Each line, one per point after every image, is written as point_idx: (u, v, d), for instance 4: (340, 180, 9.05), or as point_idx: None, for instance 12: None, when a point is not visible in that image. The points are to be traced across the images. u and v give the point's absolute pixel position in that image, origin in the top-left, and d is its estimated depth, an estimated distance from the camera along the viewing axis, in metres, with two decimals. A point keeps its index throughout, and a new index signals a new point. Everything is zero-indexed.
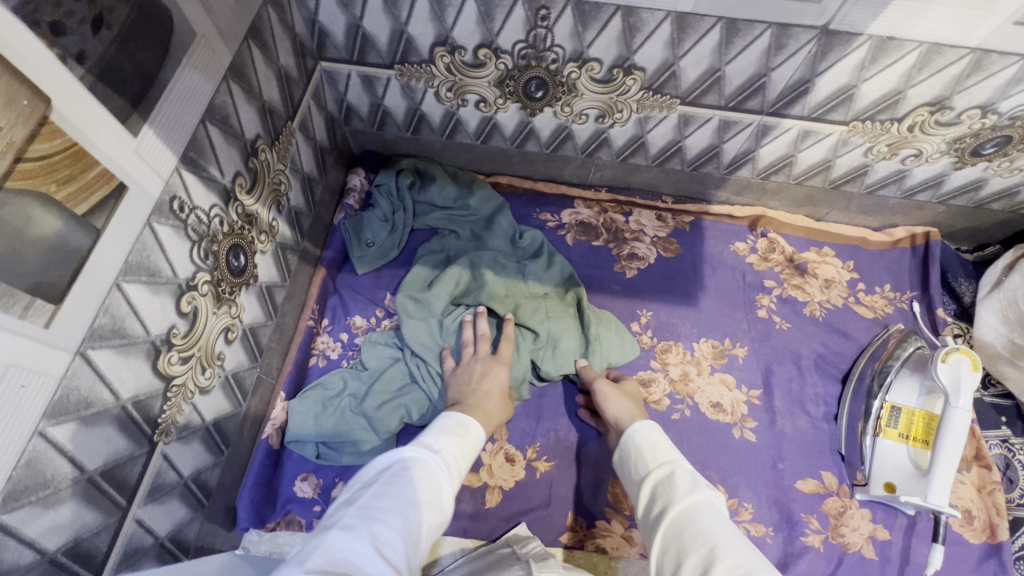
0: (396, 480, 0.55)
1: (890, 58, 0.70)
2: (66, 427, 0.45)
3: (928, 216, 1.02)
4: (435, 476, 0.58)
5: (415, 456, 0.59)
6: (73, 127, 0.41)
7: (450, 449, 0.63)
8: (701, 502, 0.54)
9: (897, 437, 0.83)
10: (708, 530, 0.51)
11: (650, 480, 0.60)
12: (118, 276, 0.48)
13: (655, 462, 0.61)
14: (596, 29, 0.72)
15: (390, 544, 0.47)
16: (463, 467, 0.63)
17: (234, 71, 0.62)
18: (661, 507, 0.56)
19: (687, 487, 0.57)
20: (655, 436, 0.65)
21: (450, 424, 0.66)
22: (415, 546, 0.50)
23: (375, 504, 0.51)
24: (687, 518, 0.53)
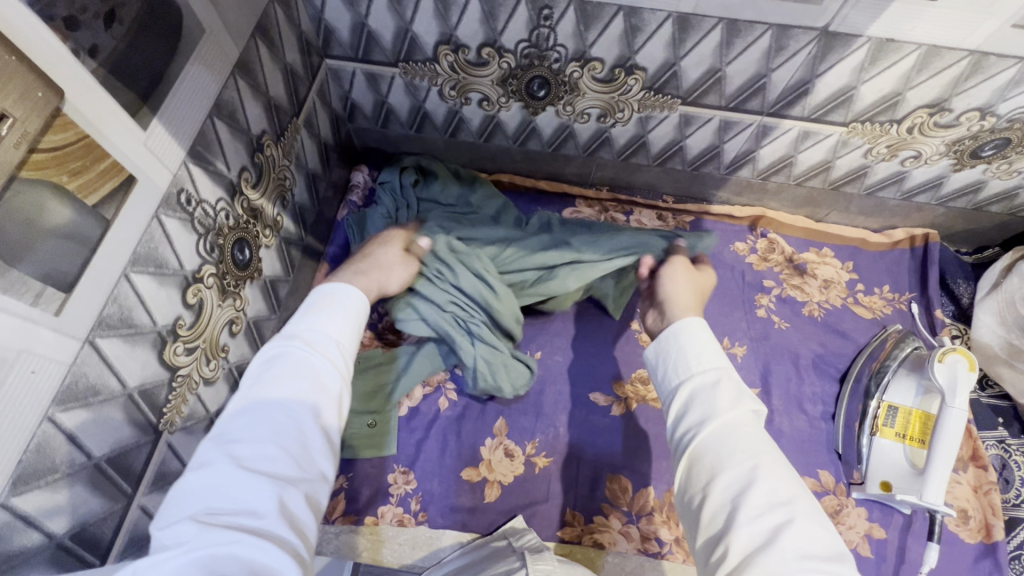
0: (256, 389, 0.47)
1: (889, 59, 0.71)
2: (74, 413, 0.46)
3: (927, 218, 1.03)
4: (303, 364, 0.49)
5: (274, 355, 0.49)
6: (87, 120, 0.42)
7: (317, 326, 0.52)
8: (744, 418, 0.52)
9: (893, 436, 0.84)
10: (750, 448, 0.49)
11: (692, 382, 0.55)
12: (126, 267, 0.49)
13: (699, 367, 0.56)
14: (598, 29, 0.73)
15: (261, 457, 0.42)
16: (350, 333, 0.54)
17: (241, 67, 0.63)
18: (704, 415, 0.52)
19: (734, 398, 0.53)
20: (702, 339, 0.59)
21: (317, 302, 0.55)
22: (301, 443, 0.45)
23: (232, 428, 0.44)
24: (727, 434, 0.50)
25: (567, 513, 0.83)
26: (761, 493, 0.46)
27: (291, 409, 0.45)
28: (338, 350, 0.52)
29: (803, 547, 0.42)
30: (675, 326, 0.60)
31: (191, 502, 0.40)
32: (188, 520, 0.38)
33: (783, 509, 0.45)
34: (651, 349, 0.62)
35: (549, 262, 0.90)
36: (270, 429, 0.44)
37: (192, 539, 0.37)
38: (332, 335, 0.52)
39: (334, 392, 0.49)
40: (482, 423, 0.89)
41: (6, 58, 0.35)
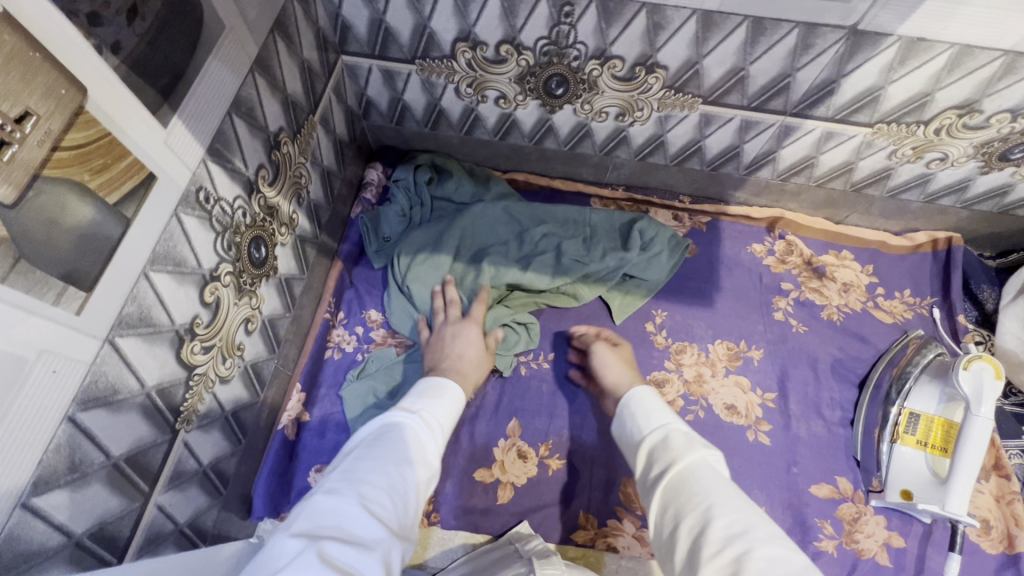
0: (378, 442, 0.54)
1: (919, 59, 0.69)
2: (94, 412, 0.46)
3: (951, 221, 1.01)
4: (418, 440, 0.57)
5: (395, 423, 0.57)
6: (108, 117, 0.42)
7: (430, 409, 0.62)
8: (697, 460, 0.54)
9: (914, 444, 0.83)
10: (706, 489, 0.51)
11: (645, 444, 0.60)
12: (145, 265, 0.49)
13: (648, 427, 0.61)
14: (620, 27, 0.72)
15: (379, 502, 0.47)
16: (450, 421, 0.64)
17: (260, 63, 0.62)
18: (661, 468, 0.56)
19: (679, 447, 0.56)
20: (649, 401, 0.65)
21: (425, 391, 0.65)
22: (406, 500, 0.50)
23: (356, 467, 0.50)
24: (683, 479, 0.53)
25: (580, 517, 0.82)
26: (719, 528, 0.47)
27: (406, 471, 0.52)
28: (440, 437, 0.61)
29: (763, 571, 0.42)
30: (624, 396, 0.67)
31: (317, 523, 0.44)
32: (317, 535, 0.42)
33: (741, 540, 0.45)
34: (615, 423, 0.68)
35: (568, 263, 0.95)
36: (388, 479, 0.50)
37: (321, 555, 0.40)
38: (439, 421, 0.62)
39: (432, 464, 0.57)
40: (495, 424, 0.88)
41: (29, 54, 0.34)
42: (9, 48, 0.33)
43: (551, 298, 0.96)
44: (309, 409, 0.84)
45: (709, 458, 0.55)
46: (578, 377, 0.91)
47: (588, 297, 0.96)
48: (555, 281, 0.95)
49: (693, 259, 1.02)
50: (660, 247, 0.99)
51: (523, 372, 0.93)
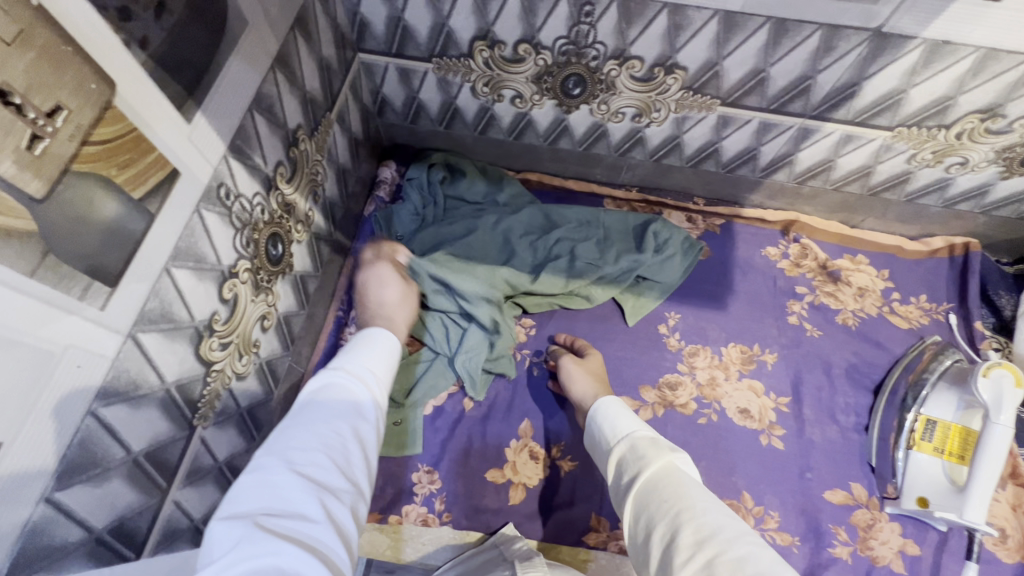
0: (304, 406, 0.51)
1: (943, 62, 0.68)
2: (116, 408, 0.46)
3: (968, 226, 1.00)
4: (346, 392, 0.54)
5: (321, 381, 0.54)
6: (135, 112, 0.41)
7: (360, 362, 0.58)
8: (659, 465, 0.56)
9: (931, 450, 0.82)
10: (673, 496, 0.53)
11: (613, 455, 0.62)
12: (167, 262, 0.49)
13: (615, 437, 0.63)
14: (640, 27, 0.71)
15: (310, 463, 0.45)
16: (384, 370, 0.60)
17: (281, 60, 0.62)
18: (630, 477, 0.58)
19: (641, 453, 0.59)
20: (615, 410, 0.67)
21: (352, 344, 0.61)
22: (343, 455, 0.48)
23: (282, 436, 0.47)
24: (652, 487, 0.55)
25: (592, 519, 0.81)
26: (688, 534, 0.48)
27: (337, 426, 0.49)
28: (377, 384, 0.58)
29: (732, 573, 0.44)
30: (591, 408, 0.69)
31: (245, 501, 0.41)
32: (243, 518, 0.39)
33: (711, 543, 0.47)
34: (587, 434, 0.70)
35: (581, 266, 0.95)
36: (319, 440, 0.47)
37: (249, 537, 0.38)
38: (373, 368, 0.59)
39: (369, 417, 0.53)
40: (506, 425, 0.88)
41: (60, 48, 0.34)
42: (39, 41, 0.33)
43: (567, 298, 0.96)
44: None
45: (674, 463, 0.57)
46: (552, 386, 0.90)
47: (601, 299, 0.96)
48: (567, 282, 0.94)
49: (706, 261, 1.02)
50: (674, 250, 0.99)
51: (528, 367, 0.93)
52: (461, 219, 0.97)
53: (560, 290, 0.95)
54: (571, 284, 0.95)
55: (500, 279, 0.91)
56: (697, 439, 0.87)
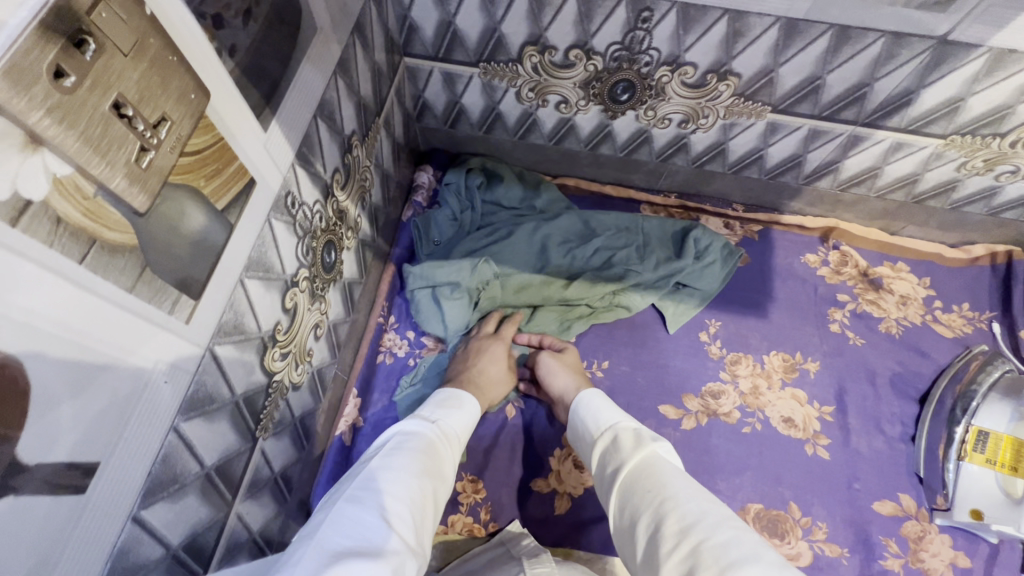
0: (399, 451, 0.54)
1: (1006, 70, 0.68)
2: (194, 423, 0.45)
3: (1010, 234, 0.99)
4: (435, 448, 0.57)
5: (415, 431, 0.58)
6: (222, 121, 0.40)
7: (448, 421, 0.62)
8: (640, 455, 0.55)
9: (982, 462, 0.81)
10: (657, 485, 0.50)
11: (596, 447, 0.61)
12: (242, 272, 0.48)
13: (598, 431, 0.62)
14: (697, 33, 0.71)
15: (400, 512, 0.46)
16: (463, 434, 0.64)
17: (341, 66, 0.61)
18: (614, 469, 0.56)
19: (626, 444, 0.57)
20: (597, 405, 0.65)
21: (445, 399, 0.66)
22: (424, 512, 0.49)
23: (378, 474, 0.50)
24: (637, 475, 0.53)
25: None
26: (673, 521, 0.46)
27: (427, 483, 0.52)
28: (454, 445, 0.61)
29: (720, 559, 0.42)
30: (574, 401, 0.68)
31: (343, 527, 0.43)
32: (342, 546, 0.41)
33: (694, 530, 0.45)
34: (572, 429, 0.69)
35: (617, 272, 0.94)
36: (407, 491, 0.49)
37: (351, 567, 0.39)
38: (453, 432, 0.62)
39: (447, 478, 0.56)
40: (549, 432, 0.87)
41: (167, 58, 0.34)
42: (151, 51, 0.32)
43: (611, 308, 0.94)
44: (364, 415, 0.83)
45: (658, 451, 0.55)
46: (529, 388, 0.89)
47: (641, 306, 0.94)
48: (608, 295, 0.94)
49: (746, 268, 1.01)
50: (714, 256, 0.98)
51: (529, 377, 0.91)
52: (496, 227, 0.96)
53: (595, 303, 0.94)
54: (613, 297, 0.94)
55: (530, 288, 0.92)
56: (741, 449, 0.86)
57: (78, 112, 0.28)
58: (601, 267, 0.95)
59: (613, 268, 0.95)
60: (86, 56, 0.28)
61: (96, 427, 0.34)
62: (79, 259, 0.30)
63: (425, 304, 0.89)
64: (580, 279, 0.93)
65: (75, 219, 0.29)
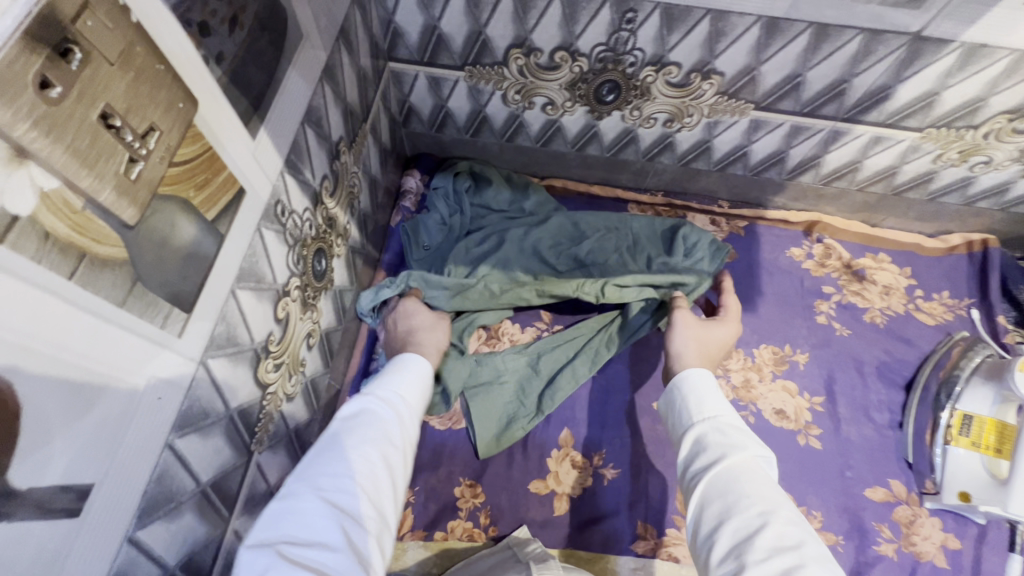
0: (336, 429, 0.50)
1: (978, 64, 0.70)
2: (189, 439, 0.44)
3: (985, 223, 1.02)
4: (379, 414, 0.53)
5: (355, 402, 0.54)
6: (210, 129, 0.40)
7: (396, 384, 0.58)
8: (744, 455, 0.51)
9: (968, 445, 0.82)
10: (755, 493, 0.47)
11: (694, 430, 0.56)
12: (233, 283, 0.47)
13: (699, 415, 0.57)
14: (681, 33, 0.71)
15: (337, 493, 0.44)
16: (420, 391, 0.60)
17: (328, 72, 0.61)
18: (709, 461, 0.52)
19: (734, 440, 0.53)
20: (706, 389, 0.60)
21: (390, 366, 0.62)
22: (370, 483, 0.46)
23: (311, 460, 0.47)
24: (734, 476, 0.49)
25: (638, 527, 0.81)
26: (771, 536, 0.43)
27: (370, 450, 0.48)
28: (410, 406, 0.57)
29: None
30: (678, 374, 0.63)
31: (272, 528, 0.41)
32: (266, 548, 0.39)
33: (793, 553, 0.42)
34: (663, 401, 0.65)
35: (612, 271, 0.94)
36: (346, 466, 0.46)
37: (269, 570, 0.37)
38: (405, 394, 0.58)
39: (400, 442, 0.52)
40: (547, 434, 0.87)
41: (154, 66, 0.33)
42: (138, 60, 0.32)
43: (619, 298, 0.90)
44: None
45: (764, 460, 0.51)
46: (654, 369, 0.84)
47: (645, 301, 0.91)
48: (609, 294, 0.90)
49: (733, 264, 1.02)
50: (703, 254, 0.98)
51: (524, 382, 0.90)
52: (485, 233, 0.96)
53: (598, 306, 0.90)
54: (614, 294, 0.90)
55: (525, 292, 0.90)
56: None
57: (65, 124, 0.27)
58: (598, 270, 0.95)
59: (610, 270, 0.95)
60: (73, 66, 0.28)
61: (89, 447, 0.33)
62: (69, 275, 0.29)
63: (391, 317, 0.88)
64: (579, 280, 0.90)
65: (64, 233, 0.29)
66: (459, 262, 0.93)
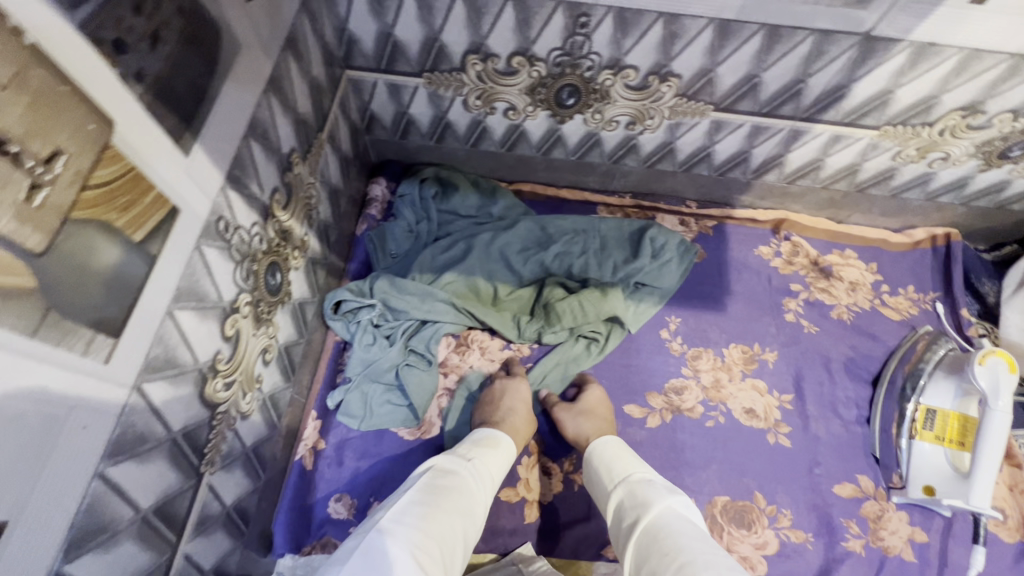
0: (429, 489, 0.59)
1: (929, 63, 0.70)
2: (123, 466, 0.43)
3: (948, 217, 1.03)
4: (466, 485, 0.62)
5: (448, 468, 0.63)
6: (133, 150, 0.39)
7: (484, 457, 0.68)
8: (650, 506, 0.57)
9: (932, 439, 0.83)
10: (664, 538, 0.53)
11: (612, 500, 0.62)
12: (170, 304, 0.46)
13: (612, 483, 0.64)
14: (635, 36, 0.71)
15: (426, 548, 0.51)
16: (500, 470, 0.69)
17: (273, 83, 0.60)
18: (630, 524, 0.58)
19: (641, 496, 0.59)
20: (611, 454, 0.68)
21: (481, 437, 0.71)
22: (450, 546, 0.54)
23: (406, 509, 0.55)
24: (648, 531, 0.55)
25: (609, 532, 0.80)
26: None
27: (457, 522, 0.57)
28: (489, 484, 0.66)
29: None
30: (588, 452, 0.70)
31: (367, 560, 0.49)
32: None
33: None
34: (586, 473, 0.71)
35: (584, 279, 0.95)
36: (435, 526, 0.54)
37: None
38: (489, 471, 0.66)
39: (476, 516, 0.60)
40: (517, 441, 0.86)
41: (57, 88, 0.32)
42: (34, 83, 0.31)
43: (588, 325, 0.92)
44: (325, 437, 0.84)
45: (675, 505, 0.57)
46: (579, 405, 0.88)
47: (617, 310, 0.92)
48: (581, 307, 0.91)
49: (702, 264, 1.02)
50: (670, 255, 0.99)
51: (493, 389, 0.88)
52: (455, 242, 0.96)
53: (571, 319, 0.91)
54: (586, 305, 0.91)
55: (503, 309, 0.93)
56: (706, 442, 0.88)
57: None
58: (570, 279, 0.96)
59: (583, 278, 0.95)
60: None
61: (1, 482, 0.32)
62: None
63: (362, 330, 0.86)
64: (557, 289, 0.93)
65: None
66: (432, 275, 0.93)
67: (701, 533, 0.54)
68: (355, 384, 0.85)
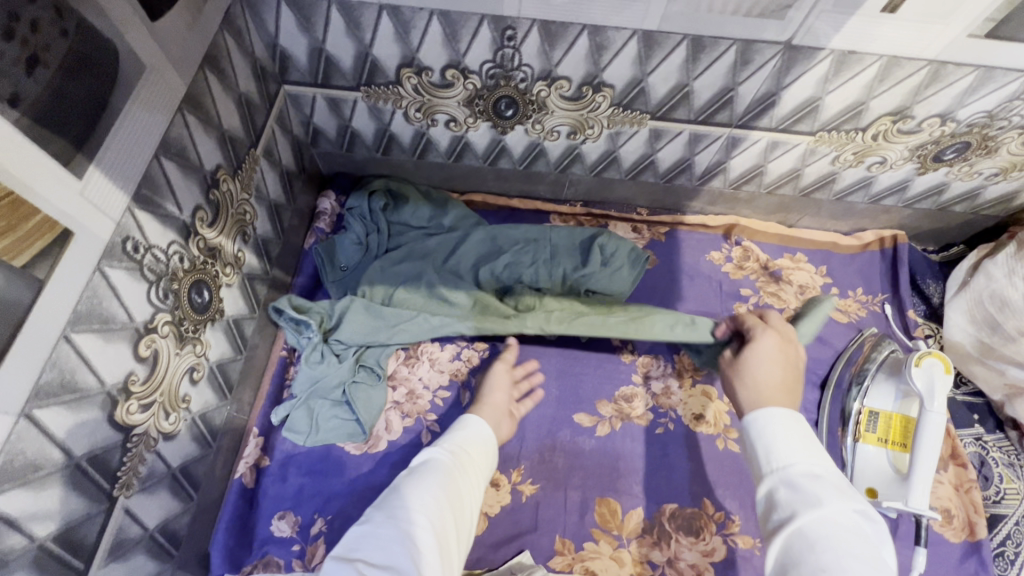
0: (410, 474, 0.61)
1: (852, 70, 0.71)
2: (10, 495, 0.43)
3: (895, 220, 1.04)
4: (447, 462, 0.63)
5: (428, 453, 0.65)
6: (8, 173, 0.39)
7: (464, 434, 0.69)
8: (818, 512, 0.49)
9: (875, 441, 0.84)
10: (826, 556, 0.46)
11: (765, 484, 0.55)
12: (66, 327, 0.45)
13: (769, 467, 0.56)
14: (563, 48, 0.72)
15: (410, 524, 0.54)
16: (486, 444, 0.70)
17: (190, 101, 0.59)
18: (781, 520, 0.51)
19: (808, 496, 0.51)
20: (774, 432, 0.58)
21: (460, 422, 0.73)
22: (439, 517, 0.56)
23: (385, 498, 0.58)
24: (807, 540, 0.48)
25: (557, 542, 0.80)
26: None
27: (444, 496, 0.58)
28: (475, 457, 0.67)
29: None
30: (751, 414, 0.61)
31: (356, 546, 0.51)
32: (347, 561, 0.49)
33: None
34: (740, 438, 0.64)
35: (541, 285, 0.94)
36: (415, 504, 0.56)
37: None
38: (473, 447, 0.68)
39: (464, 491, 0.62)
40: None
41: None
42: None
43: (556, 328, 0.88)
44: (268, 454, 0.83)
45: (850, 516, 0.49)
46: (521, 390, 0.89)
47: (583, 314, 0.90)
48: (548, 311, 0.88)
49: (653, 270, 1.03)
50: (620, 262, 0.96)
51: (441, 401, 0.88)
52: (404, 254, 0.95)
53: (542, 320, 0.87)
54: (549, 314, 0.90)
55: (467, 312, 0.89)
56: (655, 450, 0.87)
57: None
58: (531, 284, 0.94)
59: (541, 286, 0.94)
60: None
61: None
62: None
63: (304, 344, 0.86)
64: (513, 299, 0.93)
65: None
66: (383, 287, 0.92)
67: (875, 559, 0.46)
68: (300, 400, 0.83)
